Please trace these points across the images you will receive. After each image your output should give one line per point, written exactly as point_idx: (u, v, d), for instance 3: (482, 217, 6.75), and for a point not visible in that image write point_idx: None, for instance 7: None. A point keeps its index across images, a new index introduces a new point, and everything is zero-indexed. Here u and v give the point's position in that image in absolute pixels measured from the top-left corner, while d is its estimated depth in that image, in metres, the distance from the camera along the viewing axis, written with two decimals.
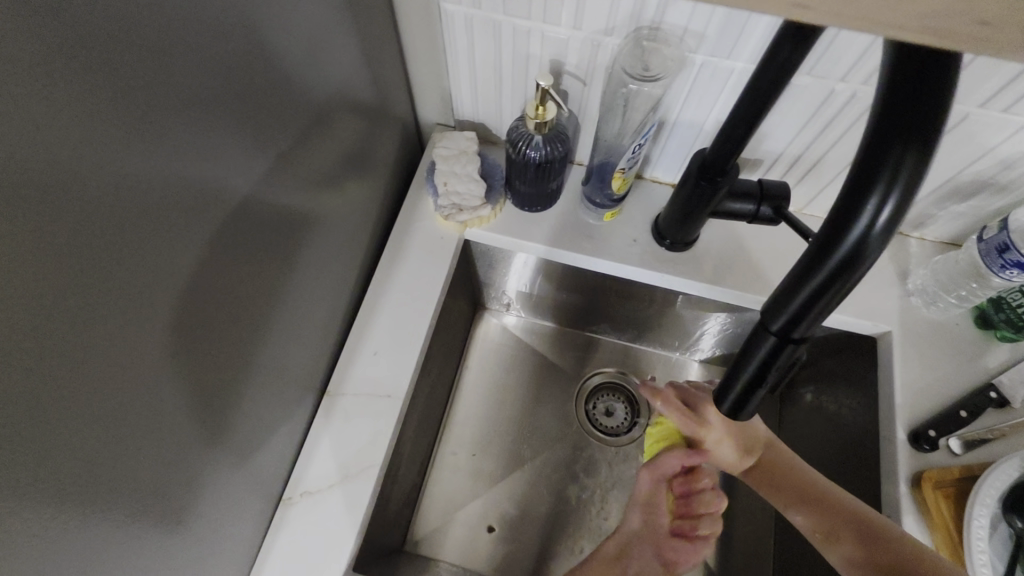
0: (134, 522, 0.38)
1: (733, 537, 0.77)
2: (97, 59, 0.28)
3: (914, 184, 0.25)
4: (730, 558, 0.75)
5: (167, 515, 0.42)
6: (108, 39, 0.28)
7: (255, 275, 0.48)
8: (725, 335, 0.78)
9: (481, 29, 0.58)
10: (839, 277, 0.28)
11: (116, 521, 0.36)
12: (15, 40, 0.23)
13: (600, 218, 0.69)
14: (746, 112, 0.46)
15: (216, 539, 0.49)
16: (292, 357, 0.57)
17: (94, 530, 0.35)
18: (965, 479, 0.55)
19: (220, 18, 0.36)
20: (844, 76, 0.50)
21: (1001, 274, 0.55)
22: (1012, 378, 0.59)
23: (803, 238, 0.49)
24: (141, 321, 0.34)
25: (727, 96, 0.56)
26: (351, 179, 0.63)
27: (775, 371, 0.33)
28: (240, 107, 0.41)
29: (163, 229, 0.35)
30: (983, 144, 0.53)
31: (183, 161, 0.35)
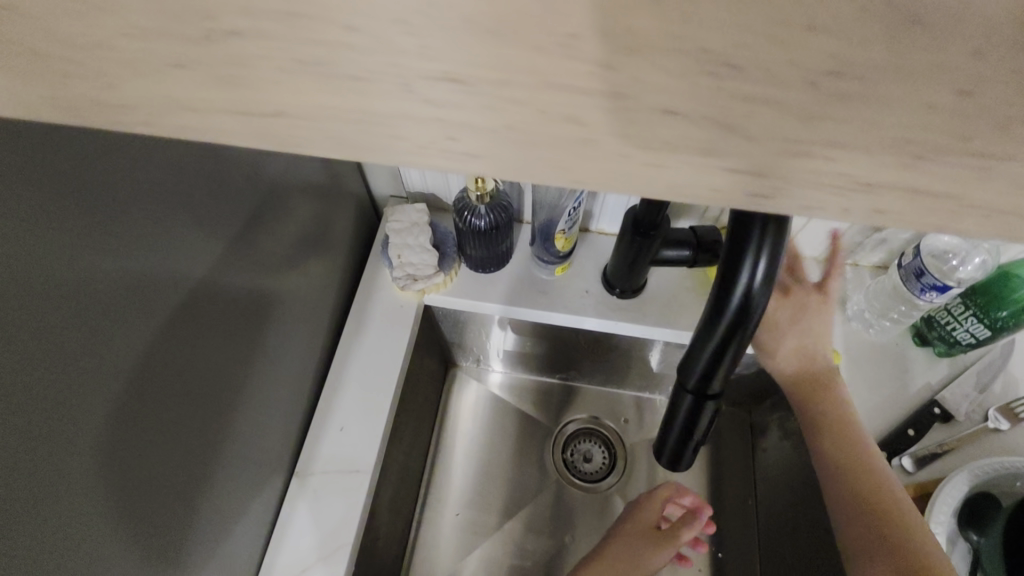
0: None
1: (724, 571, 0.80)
2: (27, 205, 0.30)
3: (779, 250, 0.28)
4: None
5: None
6: (37, 184, 0.30)
7: (214, 368, 0.49)
8: None
9: None
10: (732, 336, 0.30)
11: None
12: None
13: (553, 273, 0.72)
14: None
15: None
16: (258, 443, 0.57)
17: None
18: (921, 497, 0.58)
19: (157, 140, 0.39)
20: None
21: (922, 296, 0.59)
22: (955, 393, 0.62)
23: None
24: (90, 438, 0.35)
25: None
26: (308, 259, 0.66)
27: (700, 424, 0.35)
28: (188, 214, 0.43)
29: (111, 344, 0.36)
30: None
31: (129, 278, 0.37)
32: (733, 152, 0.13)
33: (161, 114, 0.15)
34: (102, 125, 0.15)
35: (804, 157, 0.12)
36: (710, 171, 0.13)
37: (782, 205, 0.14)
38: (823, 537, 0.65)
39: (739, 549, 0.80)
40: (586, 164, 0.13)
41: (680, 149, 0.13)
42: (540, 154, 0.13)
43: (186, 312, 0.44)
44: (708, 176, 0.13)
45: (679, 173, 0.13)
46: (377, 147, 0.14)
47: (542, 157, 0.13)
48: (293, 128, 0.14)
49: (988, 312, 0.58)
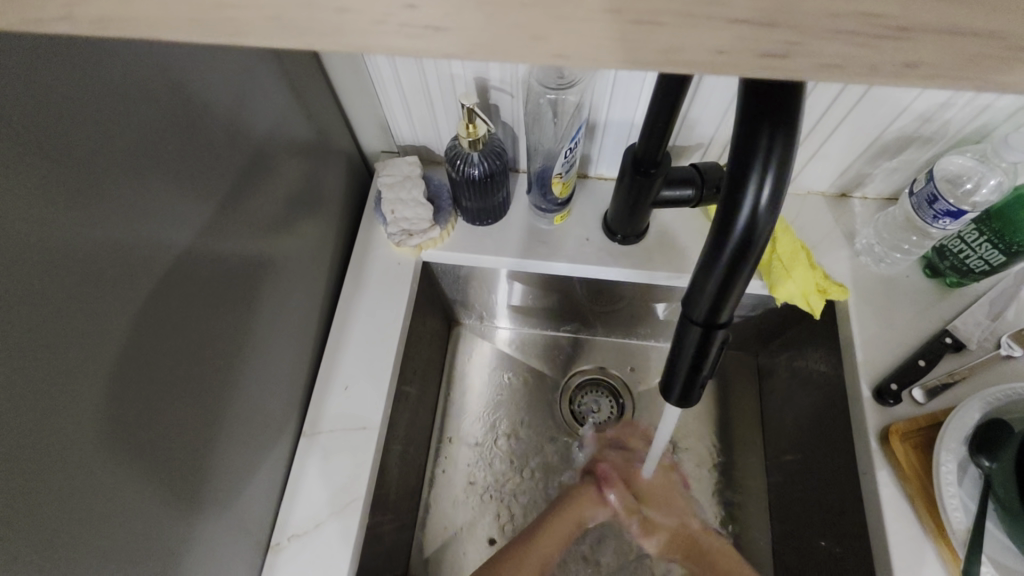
0: None
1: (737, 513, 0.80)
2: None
3: (787, 162, 0.26)
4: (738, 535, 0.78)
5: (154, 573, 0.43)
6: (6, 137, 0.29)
7: (212, 328, 0.49)
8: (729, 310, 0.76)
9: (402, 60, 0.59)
10: (740, 258, 0.29)
11: None
12: None
13: (551, 222, 0.71)
14: (663, 105, 0.47)
15: None
16: (264, 403, 0.57)
17: None
18: (931, 427, 0.57)
19: (124, 89, 0.36)
20: None
21: (935, 224, 0.56)
22: (967, 322, 0.61)
23: None
24: (92, 395, 0.35)
25: (648, 92, 0.58)
26: (301, 219, 0.64)
27: (708, 356, 0.34)
28: (169, 169, 0.42)
29: (94, 305, 0.35)
30: (897, 104, 0.55)
31: (106, 237, 0.36)
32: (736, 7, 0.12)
33: (82, 3, 0.13)
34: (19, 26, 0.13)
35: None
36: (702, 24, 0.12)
37: (770, 66, 0.13)
38: (833, 471, 0.65)
39: (751, 489, 0.80)
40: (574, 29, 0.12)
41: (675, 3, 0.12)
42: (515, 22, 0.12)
43: (173, 273, 0.43)
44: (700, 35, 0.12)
45: (669, 33, 0.12)
46: (331, 30, 0.13)
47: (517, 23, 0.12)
48: (234, 11, 0.13)
49: (1003, 238, 0.56)
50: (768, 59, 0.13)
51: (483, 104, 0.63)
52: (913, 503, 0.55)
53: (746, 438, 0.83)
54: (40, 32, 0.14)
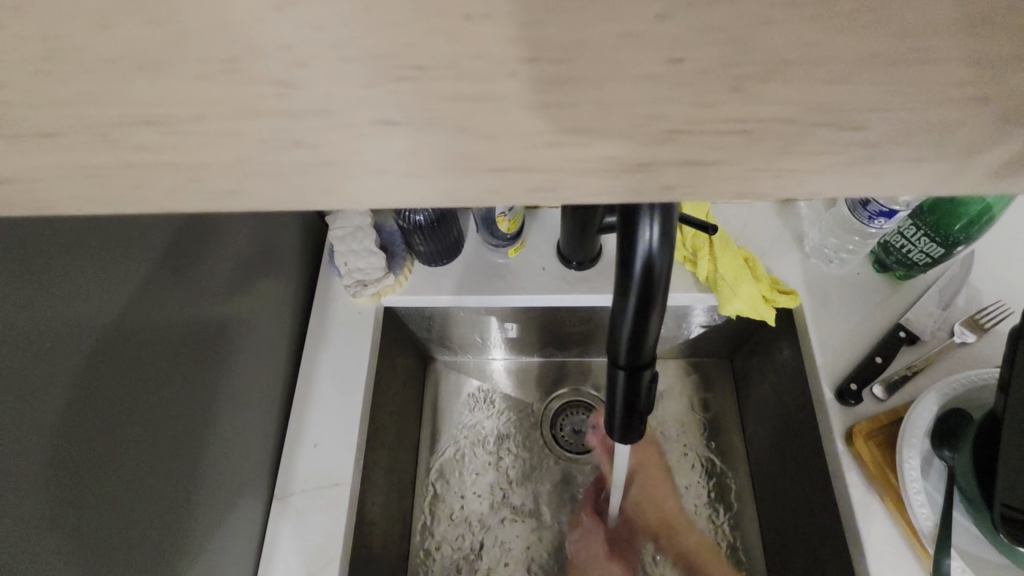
0: None
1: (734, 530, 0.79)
2: None
3: (671, 211, 0.27)
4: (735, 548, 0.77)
5: None
6: None
7: (167, 402, 0.49)
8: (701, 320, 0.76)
9: None
10: (645, 304, 0.29)
11: None
12: None
13: (506, 255, 0.71)
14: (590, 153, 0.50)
15: None
16: (234, 465, 0.58)
17: None
18: (894, 423, 0.58)
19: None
20: None
21: (871, 224, 0.58)
22: (918, 314, 0.62)
23: (706, 231, 0.47)
24: (24, 490, 0.35)
25: None
26: (258, 280, 0.65)
27: (640, 396, 0.35)
28: (93, 256, 0.42)
29: (9, 407, 0.35)
30: None
31: (15, 335, 0.35)
32: (484, 159, 0.13)
33: None
34: None
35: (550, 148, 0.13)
36: (460, 169, 0.13)
37: (532, 194, 0.13)
38: (808, 474, 0.65)
39: (740, 496, 0.80)
40: (338, 185, 0.13)
41: (426, 159, 0.13)
42: (283, 184, 0.13)
43: (110, 357, 0.43)
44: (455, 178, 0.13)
45: (428, 182, 0.13)
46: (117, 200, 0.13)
47: (292, 184, 0.13)
48: (27, 191, 0.13)
49: (940, 231, 0.58)
50: (543, 194, 0.13)
51: None
52: (883, 502, 0.55)
53: (730, 445, 0.83)
54: None
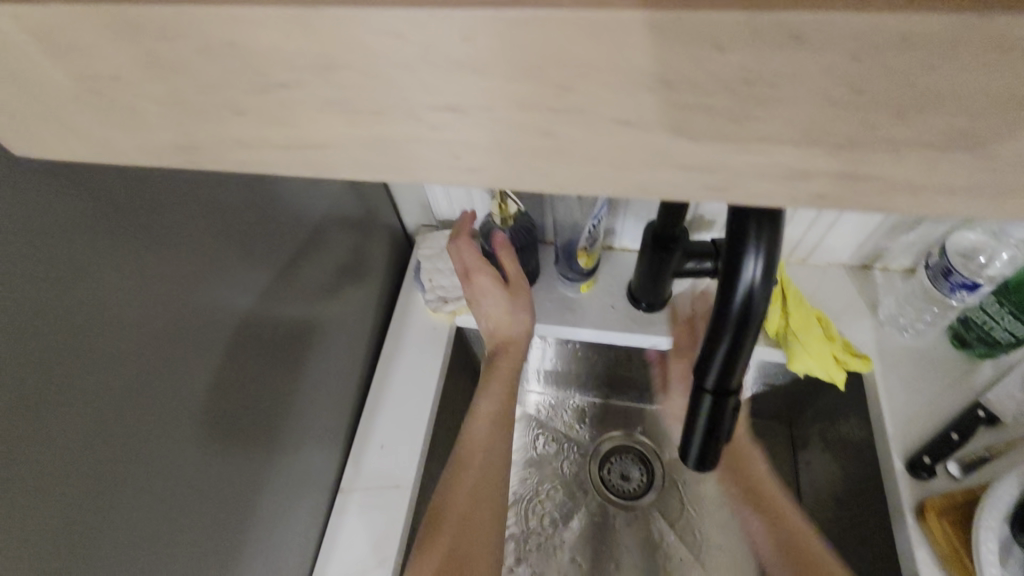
0: None
1: None
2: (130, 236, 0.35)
3: (774, 246, 0.30)
4: None
5: None
6: (139, 221, 0.36)
7: (267, 383, 0.54)
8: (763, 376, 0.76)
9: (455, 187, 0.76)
10: (740, 334, 0.32)
11: None
12: (71, 246, 0.32)
13: (578, 290, 0.75)
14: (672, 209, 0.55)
15: None
16: (308, 454, 0.62)
17: None
18: (969, 503, 0.55)
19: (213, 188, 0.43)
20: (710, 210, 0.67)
21: (952, 296, 0.58)
22: (998, 393, 0.60)
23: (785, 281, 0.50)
24: (169, 439, 0.40)
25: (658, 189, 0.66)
26: (347, 287, 0.70)
27: (723, 423, 0.36)
28: (244, 243, 0.48)
29: (175, 370, 0.40)
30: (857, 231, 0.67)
31: (189, 309, 0.41)
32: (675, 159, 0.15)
33: (211, 153, 0.18)
34: (173, 159, 0.19)
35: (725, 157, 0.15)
36: (656, 167, 0.16)
37: (708, 192, 0.16)
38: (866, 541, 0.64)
39: None
40: (550, 173, 0.17)
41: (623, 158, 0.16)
42: (506, 170, 0.17)
43: (238, 338, 0.48)
44: (649, 173, 0.16)
45: (621, 176, 0.16)
46: (376, 170, 0.18)
47: (514, 168, 0.17)
48: None
49: None
50: (718, 190, 0.16)
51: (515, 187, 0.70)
52: None
53: None
54: (188, 165, 0.19)
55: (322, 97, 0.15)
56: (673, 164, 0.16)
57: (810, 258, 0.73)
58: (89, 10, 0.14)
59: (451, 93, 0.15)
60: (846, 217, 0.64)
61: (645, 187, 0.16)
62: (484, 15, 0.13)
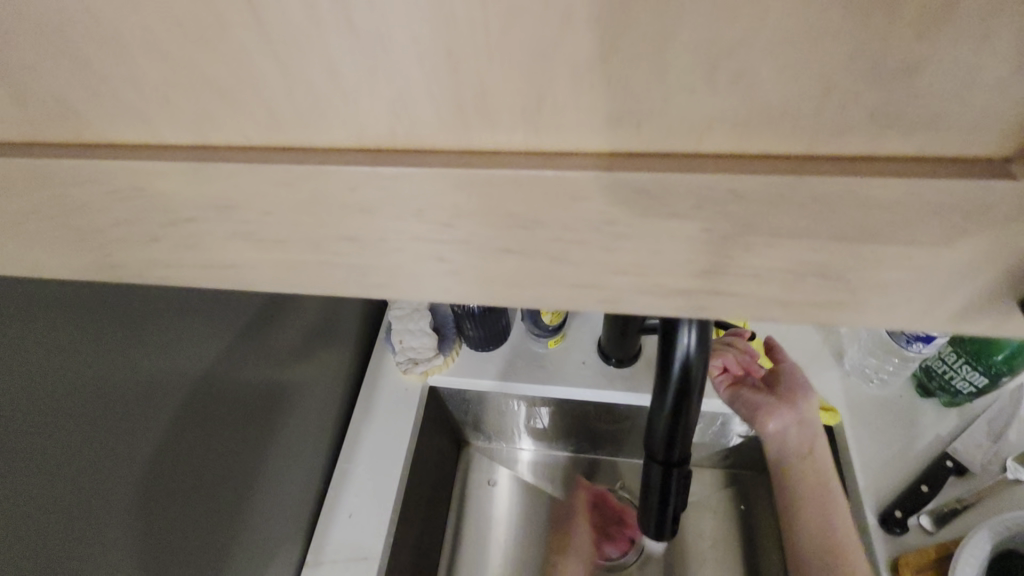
0: None
1: None
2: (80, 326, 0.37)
3: (706, 320, 0.31)
4: None
5: None
6: (92, 317, 0.37)
7: (225, 459, 0.53)
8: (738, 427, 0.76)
9: None
10: (683, 402, 0.32)
11: None
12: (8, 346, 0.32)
13: (546, 345, 0.75)
14: None
15: None
16: (269, 527, 0.60)
17: None
18: (943, 558, 0.55)
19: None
20: None
21: (910, 348, 0.59)
22: (967, 443, 0.61)
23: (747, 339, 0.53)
24: (106, 532, 0.40)
25: None
26: (319, 350, 0.70)
27: (674, 491, 0.36)
28: (204, 320, 0.49)
29: (116, 458, 0.40)
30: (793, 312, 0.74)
31: (133, 392, 0.41)
32: (560, 280, 0.16)
33: (127, 271, 0.19)
34: (98, 276, 0.19)
35: (602, 280, 0.16)
36: (544, 286, 0.17)
37: (598, 305, 0.17)
38: None
39: None
40: (445, 288, 0.17)
41: (510, 278, 0.17)
42: (405, 286, 0.18)
43: (190, 413, 0.47)
44: (538, 291, 0.17)
45: (513, 292, 0.17)
46: (284, 286, 0.19)
47: (411, 286, 0.17)
48: None
49: (982, 359, 0.58)
50: (605, 305, 0.17)
51: None
52: None
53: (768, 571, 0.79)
54: (114, 280, 0.20)
55: (229, 229, 0.16)
56: (562, 282, 0.16)
57: None
58: (6, 157, 0.15)
59: (344, 227, 0.16)
60: None
61: (537, 301, 0.17)
62: (360, 170, 0.14)
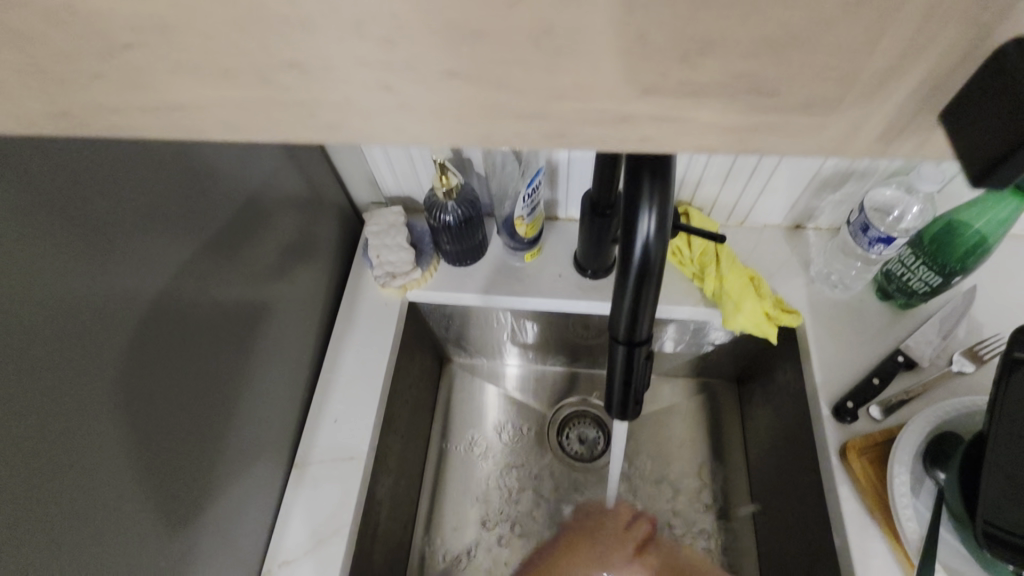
0: None
1: (730, 548, 0.80)
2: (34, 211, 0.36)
3: (666, 202, 0.31)
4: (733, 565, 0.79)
5: None
6: (45, 204, 0.37)
7: (204, 364, 0.54)
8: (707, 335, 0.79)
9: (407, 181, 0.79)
10: (643, 284, 0.33)
11: None
12: None
13: (523, 259, 0.76)
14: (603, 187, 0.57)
15: None
16: (257, 431, 0.63)
17: None
18: (887, 442, 0.60)
19: (120, 167, 0.43)
20: None
21: (871, 250, 0.61)
22: (918, 340, 0.65)
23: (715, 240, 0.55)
24: (92, 421, 0.41)
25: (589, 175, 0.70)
26: (296, 266, 0.70)
27: (636, 371, 0.38)
28: (165, 220, 0.48)
29: (91, 354, 0.40)
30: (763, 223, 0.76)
31: (98, 293, 0.41)
32: (502, 110, 0.17)
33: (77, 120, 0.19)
34: (48, 131, 0.19)
35: (542, 109, 0.17)
36: (489, 118, 0.17)
37: (542, 138, 0.18)
38: (794, 481, 0.69)
39: (738, 520, 0.81)
40: (394, 126, 0.18)
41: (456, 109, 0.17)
42: (356, 126, 0.18)
43: (162, 317, 0.48)
44: (483, 124, 0.17)
45: (459, 127, 0.18)
46: (237, 131, 0.19)
47: (361, 123, 0.18)
48: None
49: (937, 260, 0.61)
50: (548, 138, 0.18)
51: (457, 158, 0.70)
52: (872, 514, 0.57)
53: (732, 468, 0.85)
54: (68, 136, 0.20)
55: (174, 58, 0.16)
56: (508, 112, 0.17)
57: (747, 220, 0.76)
58: None
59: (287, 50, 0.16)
60: (757, 211, 0.74)
61: (483, 136, 0.18)
62: None
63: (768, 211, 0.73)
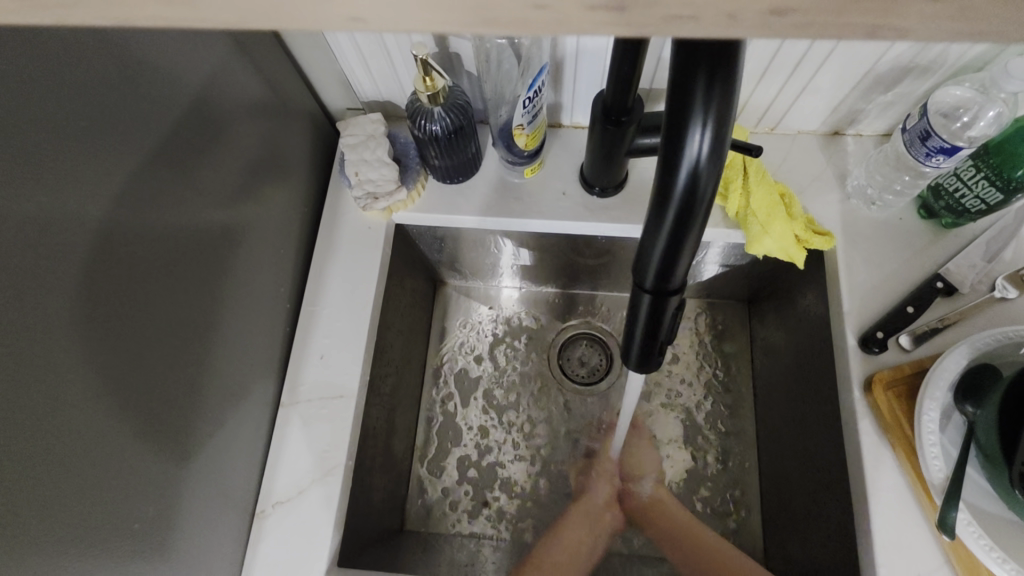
0: (93, 553, 0.41)
1: (733, 471, 0.79)
2: None
3: (726, 114, 0.23)
4: (736, 488, 0.78)
5: (130, 533, 0.45)
6: None
7: (173, 300, 0.48)
8: (722, 256, 0.72)
9: (385, 82, 0.68)
10: (684, 224, 0.26)
11: (70, 549, 0.39)
12: None
13: (522, 175, 0.68)
14: (619, 90, 0.47)
15: (193, 551, 0.52)
16: (240, 368, 0.58)
17: (46, 557, 0.37)
18: (916, 374, 0.56)
19: (9, 68, 0.33)
20: (651, 80, 0.59)
21: (928, 162, 0.53)
22: (961, 264, 0.58)
23: (751, 152, 0.46)
24: (43, 373, 0.36)
25: (603, 71, 0.59)
26: (267, 185, 0.62)
27: (664, 323, 0.32)
28: (97, 129, 0.39)
29: (16, 310, 0.34)
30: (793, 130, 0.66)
31: (22, 230, 0.34)
32: None
33: None
34: None
35: None
36: None
37: None
38: (806, 411, 0.66)
39: (742, 444, 0.80)
40: None
41: None
42: None
43: (105, 255, 0.40)
44: None
45: None
46: None
47: None
48: None
49: (1001, 174, 0.52)
50: None
51: (444, 54, 0.59)
52: (893, 449, 0.54)
53: (739, 392, 0.82)
54: None
55: None
56: None
57: (779, 125, 0.66)
58: None
59: None
60: (789, 117, 0.64)
61: None
62: None
63: (803, 116, 0.64)
